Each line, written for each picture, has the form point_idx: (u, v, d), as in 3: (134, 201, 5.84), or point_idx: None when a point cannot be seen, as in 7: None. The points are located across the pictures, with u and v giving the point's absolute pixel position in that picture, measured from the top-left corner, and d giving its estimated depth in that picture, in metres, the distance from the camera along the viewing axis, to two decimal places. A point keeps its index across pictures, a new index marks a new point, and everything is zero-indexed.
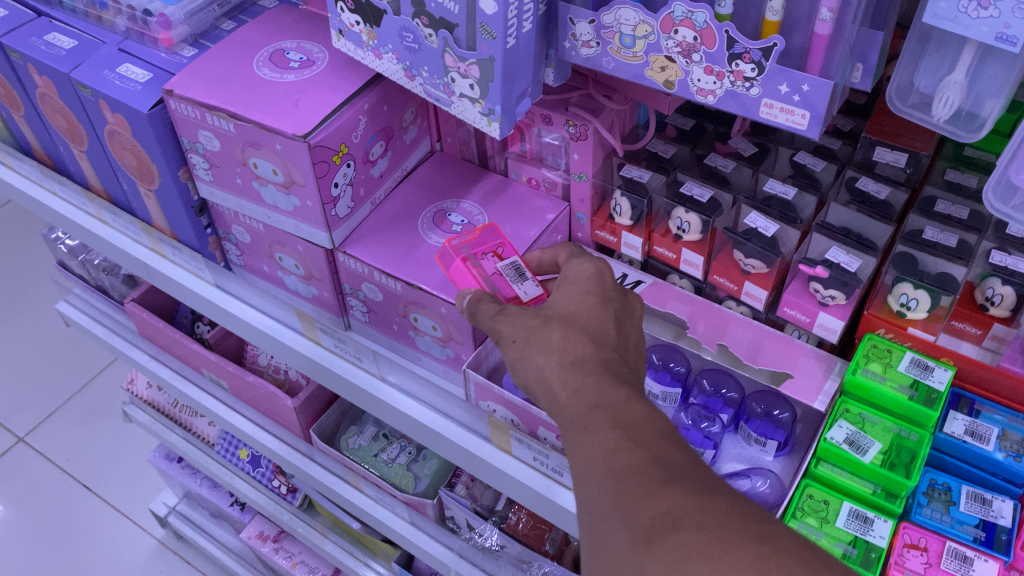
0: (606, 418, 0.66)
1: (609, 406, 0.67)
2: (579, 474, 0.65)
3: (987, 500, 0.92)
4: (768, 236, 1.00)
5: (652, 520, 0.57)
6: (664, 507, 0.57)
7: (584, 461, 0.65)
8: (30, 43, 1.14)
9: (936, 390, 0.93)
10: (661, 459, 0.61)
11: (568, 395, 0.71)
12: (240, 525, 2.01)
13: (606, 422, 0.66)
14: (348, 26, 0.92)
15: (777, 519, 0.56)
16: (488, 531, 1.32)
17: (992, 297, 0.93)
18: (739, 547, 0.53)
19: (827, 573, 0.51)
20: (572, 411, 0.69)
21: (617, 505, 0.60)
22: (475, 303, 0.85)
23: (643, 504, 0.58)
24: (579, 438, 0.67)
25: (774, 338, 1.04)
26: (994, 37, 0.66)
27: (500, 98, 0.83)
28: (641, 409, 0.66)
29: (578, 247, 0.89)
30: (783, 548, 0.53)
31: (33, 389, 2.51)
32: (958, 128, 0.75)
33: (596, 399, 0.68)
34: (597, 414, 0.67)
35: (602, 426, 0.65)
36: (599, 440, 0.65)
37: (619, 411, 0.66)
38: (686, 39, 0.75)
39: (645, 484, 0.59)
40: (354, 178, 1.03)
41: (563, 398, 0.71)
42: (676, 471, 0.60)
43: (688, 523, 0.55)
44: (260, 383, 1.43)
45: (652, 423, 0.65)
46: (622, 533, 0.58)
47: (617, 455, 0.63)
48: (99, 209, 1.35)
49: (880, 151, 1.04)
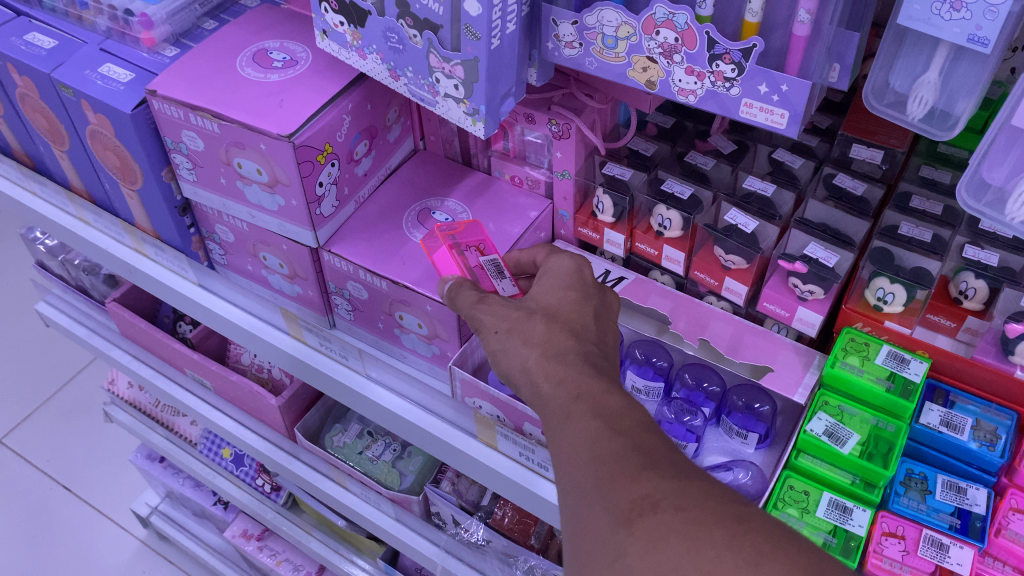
0: (587, 406, 0.68)
1: (589, 396, 0.69)
2: (557, 461, 0.67)
3: (962, 489, 0.94)
4: (748, 232, 1.01)
5: (633, 502, 0.59)
6: (644, 491, 0.60)
7: (563, 447, 0.67)
8: (10, 43, 1.14)
9: (912, 381, 0.96)
10: (641, 447, 0.64)
11: (551, 386, 0.72)
12: (224, 524, 2.00)
13: (587, 410, 0.68)
14: (332, 27, 0.92)
15: (748, 501, 0.59)
16: (474, 526, 1.33)
17: (966, 291, 0.95)
18: (714, 527, 0.57)
19: (795, 550, 0.55)
20: (552, 402, 0.71)
21: (597, 489, 0.62)
22: (455, 291, 0.87)
23: (623, 488, 0.61)
24: (558, 425, 0.69)
25: (754, 333, 1.06)
26: (966, 38, 0.68)
27: (484, 98, 0.84)
28: (618, 397, 0.68)
29: (556, 246, 0.92)
30: (756, 529, 0.57)
31: (12, 390, 2.48)
32: (932, 126, 0.77)
33: (577, 389, 0.70)
34: (579, 404, 0.69)
35: (584, 415, 0.67)
36: (580, 428, 0.67)
37: (599, 402, 0.68)
38: (667, 40, 0.77)
39: (624, 470, 0.62)
40: (338, 178, 1.04)
41: (546, 389, 0.72)
42: (653, 456, 0.63)
43: (667, 506, 0.58)
44: (244, 382, 1.43)
45: (631, 413, 0.67)
46: (603, 515, 0.60)
47: (597, 442, 0.65)
48: (80, 209, 1.35)
49: (857, 148, 1.07)
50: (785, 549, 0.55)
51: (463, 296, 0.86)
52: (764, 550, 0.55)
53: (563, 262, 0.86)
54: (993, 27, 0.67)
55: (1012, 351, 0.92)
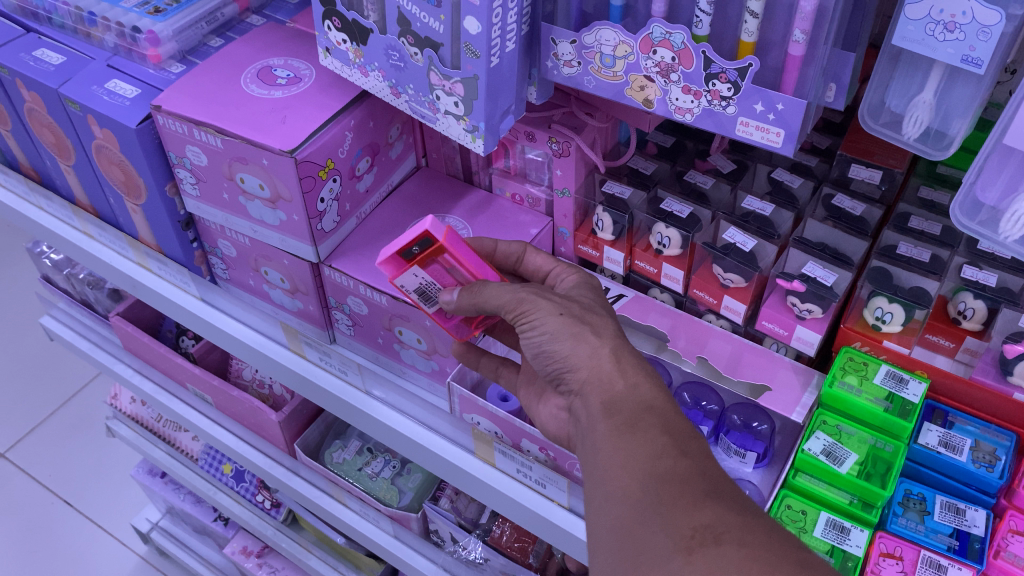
0: (656, 421, 0.70)
1: (660, 411, 0.71)
2: (612, 469, 0.68)
3: (961, 510, 0.94)
4: (746, 251, 1.02)
5: (693, 530, 0.60)
6: (706, 520, 0.60)
7: (620, 456, 0.68)
8: (19, 59, 1.16)
9: (911, 402, 0.95)
10: (704, 473, 0.65)
11: (626, 387, 0.74)
12: (224, 541, 2.01)
13: (654, 425, 0.69)
14: (335, 44, 0.94)
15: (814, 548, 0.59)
16: (472, 544, 1.33)
17: (964, 311, 0.96)
18: (777, 569, 0.56)
19: None
20: (621, 402, 0.73)
21: (655, 509, 0.62)
22: (474, 291, 0.86)
23: (685, 514, 0.61)
24: (618, 434, 0.70)
25: (753, 352, 1.05)
26: (960, 58, 0.69)
27: (484, 116, 0.85)
28: (686, 423, 0.70)
29: (479, 286, 0.85)
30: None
31: (15, 404, 2.49)
32: (928, 146, 0.77)
33: (650, 401, 0.72)
34: (648, 416, 0.70)
35: (652, 428, 0.69)
36: (645, 441, 0.68)
37: (669, 421, 0.70)
38: (664, 59, 0.78)
39: (687, 494, 0.62)
40: (341, 194, 1.05)
41: (619, 387, 0.74)
42: (716, 485, 0.63)
43: (730, 539, 0.58)
44: (245, 398, 1.43)
45: (698, 439, 0.69)
46: (661, 537, 0.61)
47: (659, 459, 0.66)
48: (86, 224, 1.36)
49: (856, 168, 1.06)
50: None
51: (492, 294, 0.84)
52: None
53: (573, 280, 0.91)
54: (987, 49, 0.67)
55: (1011, 372, 0.92)
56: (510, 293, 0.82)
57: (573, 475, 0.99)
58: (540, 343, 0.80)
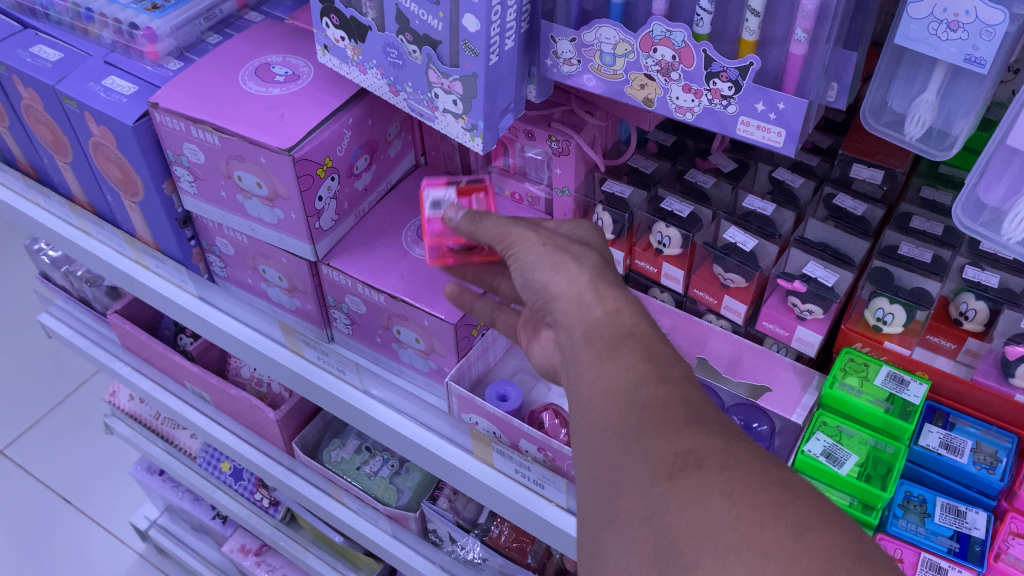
0: (637, 346, 0.61)
1: (642, 336, 0.63)
2: (589, 395, 0.60)
3: (962, 512, 0.93)
4: (747, 251, 1.01)
5: (675, 456, 0.52)
6: (688, 445, 0.53)
7: (599, 382, 0.60)
8: (16, 55, 1.15)
9: (911, 403, 0.94)
10: (689, 398, 0.56)
11: (606, 313, 0.66)
12: (222, 539, 2.00)
13: (635, 351, 0.61)
14: (333, 41, 0.93)
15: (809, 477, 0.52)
16: (471, 543, 1.32)
17: (966, 312, 0.95)
18: (760, 492, 0.49)
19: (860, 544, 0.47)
20: (602, 328, 0.64)
21: (635, 434, 0.55)
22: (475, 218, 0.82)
23: (666, 438, 0.53)
24: (596, 359, 0.62)
25: (753, 352, 1.05)
26: (963, 58, 0.68)
27: (483, 114, 0.84)
28: (670, 348, 0.62)
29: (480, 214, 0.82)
30: (806, 502, 0.49)
31: (13, 401, 2.49)
32: (930, 146, 0.77)
33: (631, 325, 0.64)
34: (630, 340, 0.62)
35: (632, 354, 0.61)
36: (622, 367, 0.60)
37: (651, 345, 0.62)
38: (664, 58, 0.77)
39: (669, 417, 0.55)
40: (338, 192, 1.04)
41: (598, 314, 0.66)
42: (701, 410, 0.55)
43: (713, 463, 0.51)
44: (243, 396, 1.43)
45: (683, 363, 0.61)
46: (641, 465, 0.53)
47: (640, 385, 0.58)
48: (83, 221, 1.35)
49: (858, 168, 1.05)
50: (832, 523, 0.48)
51: (486, 225, 0.81)
52: (810, 523, 0.47)
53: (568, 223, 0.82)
54: (990, 48, 0.67)
55: (1013, 373, 0.91)
56: (505, 224, 0.78)
57: (571, 475, 0.99)
58: (520, 272, 0.74)
